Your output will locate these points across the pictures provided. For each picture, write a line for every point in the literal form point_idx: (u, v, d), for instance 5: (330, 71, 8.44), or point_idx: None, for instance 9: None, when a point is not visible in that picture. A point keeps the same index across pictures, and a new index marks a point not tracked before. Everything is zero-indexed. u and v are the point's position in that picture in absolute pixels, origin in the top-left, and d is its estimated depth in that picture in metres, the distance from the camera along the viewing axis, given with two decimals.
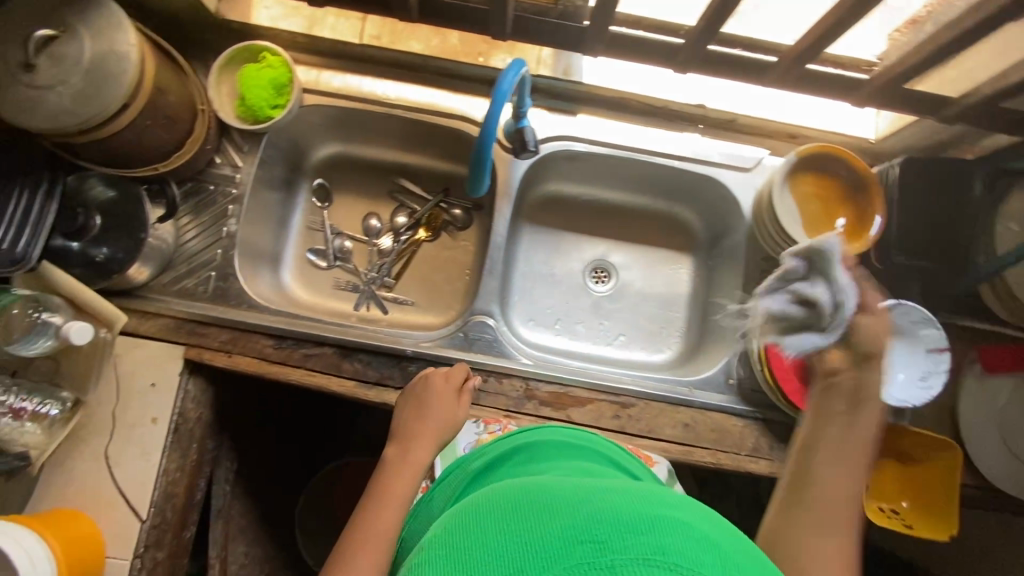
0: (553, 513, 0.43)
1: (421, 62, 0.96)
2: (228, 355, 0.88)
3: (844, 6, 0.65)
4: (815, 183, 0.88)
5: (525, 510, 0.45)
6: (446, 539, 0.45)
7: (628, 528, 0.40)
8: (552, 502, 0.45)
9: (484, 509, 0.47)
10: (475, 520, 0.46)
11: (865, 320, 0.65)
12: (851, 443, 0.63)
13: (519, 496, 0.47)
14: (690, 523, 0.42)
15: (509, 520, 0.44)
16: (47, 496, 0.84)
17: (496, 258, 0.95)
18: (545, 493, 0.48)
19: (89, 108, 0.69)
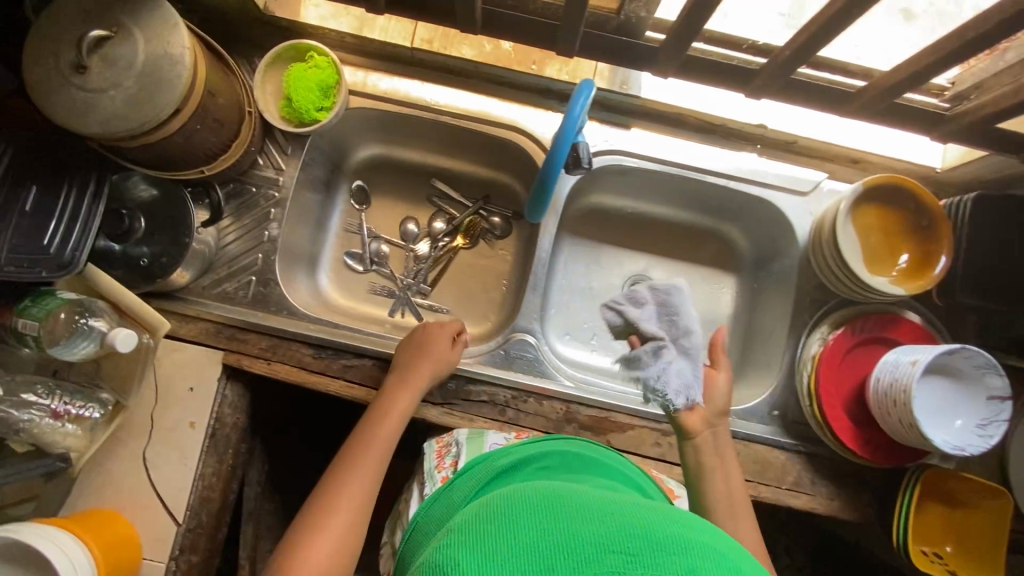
0: (587, 518, 0.44)
1: (472, 68, 0.92)
2: (267, 363, 0.87)
3: (958, 41, 0.61)
4: (879, 215, 0.84)
5: (554, 510, 0.45)
6: (474, 527, 0.46)
7: (659, 544, 0.41)
8: (580, 508, 0.46)
9: (515, 502, 0.48)
10: (505, 514, 0.46)
11: (718, 377, 0.83)
12: (731, 488, 0.77)
13: (548, 498, 0.48)
14: (719, 549, 0.43)
15: (540, 514, 0.45)
16: (85, 496, 0.84)
17: (540, 274, 0.93)
18: (575, 499, 0.48)
19: (141, 114, 0.67)
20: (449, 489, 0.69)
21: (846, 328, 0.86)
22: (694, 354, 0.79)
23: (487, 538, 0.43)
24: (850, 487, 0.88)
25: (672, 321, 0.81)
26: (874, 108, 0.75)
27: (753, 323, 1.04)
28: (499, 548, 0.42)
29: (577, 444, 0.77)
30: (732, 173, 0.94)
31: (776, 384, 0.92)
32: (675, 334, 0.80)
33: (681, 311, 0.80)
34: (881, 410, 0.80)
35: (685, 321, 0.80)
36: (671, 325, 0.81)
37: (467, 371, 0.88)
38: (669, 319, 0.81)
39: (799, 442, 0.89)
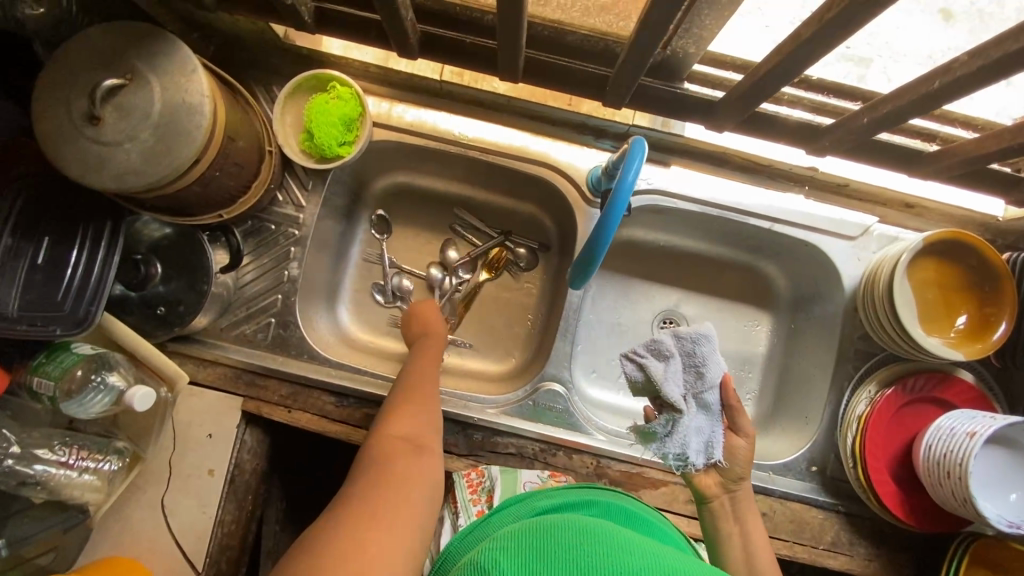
0: (631, 554, 0.46)
1: (504, 102, 0.87)
2: (287, 410, 0.84)
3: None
4: (937, 270, 0.79)
5: (598, 541, 0.47)
6: (518, 540, 0.48)
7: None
8: (621, 544, 0.47)
9: (561, 525, 0.50)
10: (552, 533, 0.48)
11: (740, 443, 0.78)
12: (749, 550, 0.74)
13: (594, 529, 0.49)
14: None
15: (582, 549, 0.46)
16: (103, 544, 0.82)
17: (571, 319, 0.89)
18: (617, 536, 0.49)
19: (159, 167, 0.63)
20: (485, 524, 0.67)
21: (895, 388, 0.82)
22: (713, 410, 0.75)
23: (535, 551, 0.45)
24: (890, 548, 0.85)
25: (695, 377, 0.74)
26: (944, 164, 0.70)
27: (789, 366, 1.00)
28: (546, 562, 0.44)
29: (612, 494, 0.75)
30: (776, 215, 0.89)
31: (814, 438, 0.88)
32: (695, 390, 0.74)
33: (705, 365, 0.73)
34: (932, 479, 0.76)
35: (709, 376, 0.74)
36: (693, 380, 0.74)
37: (493, 422, 0.84)
38: (691, 373, 0.74)
39: (837, 500, 0.85)
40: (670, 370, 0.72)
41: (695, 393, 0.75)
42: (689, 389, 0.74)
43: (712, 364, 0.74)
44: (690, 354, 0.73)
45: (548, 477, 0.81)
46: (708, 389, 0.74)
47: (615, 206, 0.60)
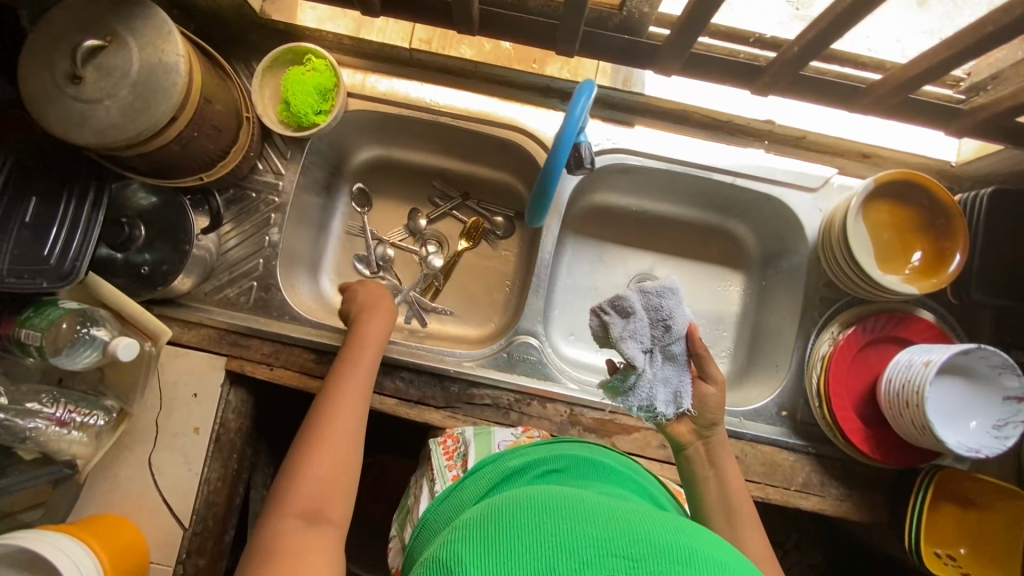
0: (592, 522, 0.46)
1: (471, 68, 0.90)
2: (270, 368, 0.87)
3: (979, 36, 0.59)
4: (891, 211, 0.82)
5: (560, 514, 0.47)
6: (481, 525, 0.48)
7: (661, 553, 0.43)
8: (584, 514, 0.48)
9: (523, 502, 0.50)
10: (514, 512, 0.48)
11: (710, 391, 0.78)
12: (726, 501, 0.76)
13: (557, 501, 0.50)
14: (721, 559, 0.45)
15: (548, 519, 0.47)
16: (93, 501, 0.84)
17: (542, 276, 0.92)
18: (580, 504, 0.50)
19: (137, 123, 0.66)
20: (460, 488, 0.69)
21: (856, 327, 0.84)
22: (679, 359, 0.76)
23: (497, 535, 0.46)
24: (861, 488, 0.87)
25: (660, 329, 0.74)
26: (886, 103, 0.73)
27: (761, 322, 1.02)
28: (507, 547, 0.44)
29: (585, 446, 0.74)
30: (738, 170, 0.92)
31: (783, 384, 0.90)
32: (661, 343, 0.75)
33: (670, 317, 0.74)
34: (894, 412, 0.77)
35: (675, 328, 0.74)
36: (660, 334, 0.75)
37: (470, 374, 0.87)
38: (656, 325, 0.74)
39: (807, 443, 0.87)
40: (634, 327, 0.72)
41: (663, 345, 0.75)
42: (655, 342, 0.75)
43: (677, 316, 0.74)
44: (655, 308, 0.74)
45: (522, 432, 0.83)
46: (675, 341, 0.75)
47: (563, 140, 0.64)
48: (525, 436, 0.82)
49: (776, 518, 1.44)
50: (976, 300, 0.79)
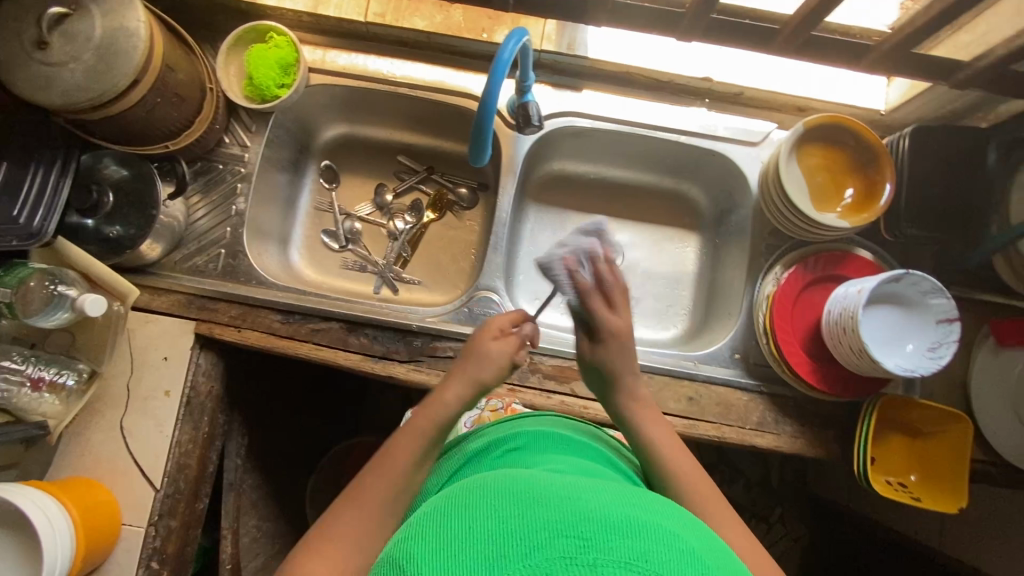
0: (547, 505, 0.44)
1: (425, 39, 0.96)
2: (238, 330, 0.90)
3: None
4: (823, 155, 0.87)
5: (514, 500, 0.45)
6: (436, 519, 0.46)
7: (612, 527, 0.42)
8: (541, 495, 0.46)
9: (479, 492, 0.48)
10: (470, 504, 0.47)
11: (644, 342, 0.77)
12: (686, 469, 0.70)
13: (513, 485, 0.48)
14: (676, 536, 0.44)
15: (501, 504, 0.45)
16: (66, 465, 0.86)
17: (501, 235, 0.97)
18: (540, 485, 0.48)
19: (101, 84, 0.71)
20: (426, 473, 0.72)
21: (797, 267, 0.88)
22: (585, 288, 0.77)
23: (450, 529, 0.44)
24: (816, 425, 0.89)
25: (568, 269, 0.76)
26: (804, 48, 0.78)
27: (717, 277, 1.05)
28: (460, 540, 0.43)
29: (552, 423, 0.74)
30: (682, 128, 0.97)
31: (736, 329, 0.93)
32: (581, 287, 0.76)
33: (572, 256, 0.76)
34: (834, 341, 0.81)
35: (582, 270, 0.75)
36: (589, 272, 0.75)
37: (431, 328, 0.90)
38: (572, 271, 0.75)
39: (761, 383, 0.90)
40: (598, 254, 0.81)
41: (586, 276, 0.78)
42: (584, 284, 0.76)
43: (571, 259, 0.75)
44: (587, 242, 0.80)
45: (486, 403, 0.86)
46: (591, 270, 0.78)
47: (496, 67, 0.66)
48: (488, 409, 0.85)
49: (757, 487, 1.45)
50: (906, 232, 0.84)
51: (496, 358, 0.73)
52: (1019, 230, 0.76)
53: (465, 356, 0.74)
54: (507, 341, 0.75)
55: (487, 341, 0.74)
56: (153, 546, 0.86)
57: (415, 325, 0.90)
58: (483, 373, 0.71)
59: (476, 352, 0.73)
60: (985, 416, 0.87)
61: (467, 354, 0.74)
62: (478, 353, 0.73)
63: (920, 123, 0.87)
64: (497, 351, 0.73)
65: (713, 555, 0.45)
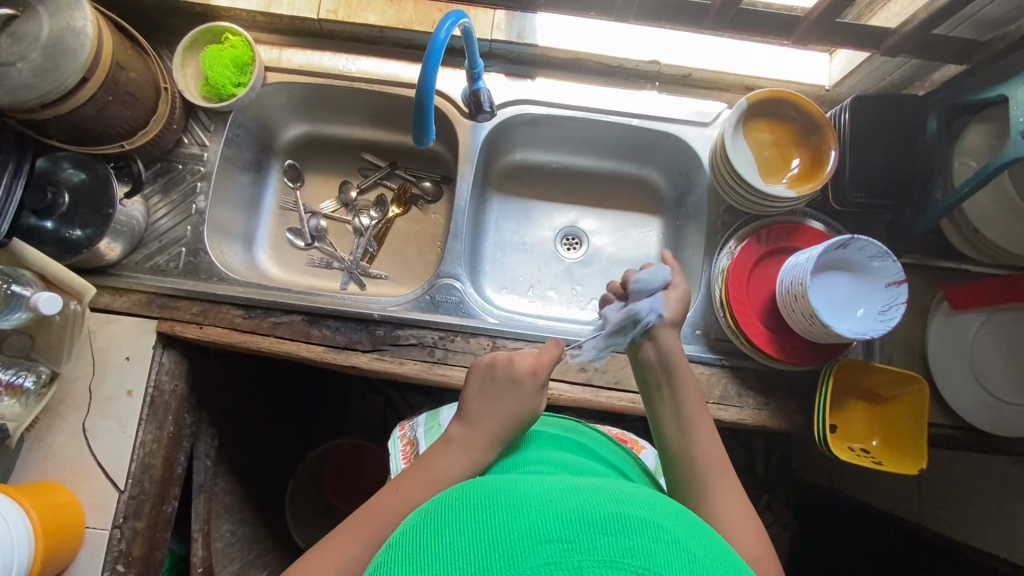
0: (526, 509, 0.41)
1: (378, 33, 0.98)
2: (200, 326, 0.90)
3: None
4: (768, 128, 0.89)
5: (494, 506, 0.42)
6: (414, 533, 0.43)
7: (595, 526, 0.39)
8: (520, 499, 0.43)
9: (456, 502, 0.45)
10: (447, 514, 0.44)
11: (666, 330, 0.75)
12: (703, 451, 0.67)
13: (492, 488, 0.45)
14: (660, 525, 0.41)
15: (476, 513, 0.42)
16: (28, 469, 0.85)
17: (461, 222, 0.98)
18: (515, 487, 0.45)
19: (49, 82, 0.73)
20: None
21: (750, 240, 0.89)
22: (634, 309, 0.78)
23: (427, 543, 0.41)
24: (779, 397, 0.89)
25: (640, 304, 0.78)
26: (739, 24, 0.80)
27: (679, 257, 1.06)
28: (436, 552, 0.40)
29: (537, 420, 0.76)
30: (635, 111, 0.98)
31: (696, 306, 0.94)
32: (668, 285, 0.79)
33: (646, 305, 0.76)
34: (788, 309, 0.82)
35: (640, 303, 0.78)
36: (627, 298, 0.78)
37: (393, 316, 0.91)
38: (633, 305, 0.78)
39: (722, 357, 0.91)
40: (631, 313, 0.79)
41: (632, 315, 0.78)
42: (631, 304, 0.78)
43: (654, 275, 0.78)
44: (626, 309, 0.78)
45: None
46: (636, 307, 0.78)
47: (432, 46, 0.67)
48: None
49: (741, 474, 1.45)
50: (853, 201, 0.86)
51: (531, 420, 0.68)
52: (960, 191, 0.78)
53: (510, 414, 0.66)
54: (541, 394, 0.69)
55: (532, 402, 0.68)
56: (119, 549, 0.85)
57: (376, 314, 0.90)
58: (515, 436, 0.67)
59: (521, 414, 0.67)
60: (945, 378, 0.88)
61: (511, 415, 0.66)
62: (522, 413, 0.67)
63: (860, 94, 0.89)
64: (538, 415, 0.69)
65: (705, 546, 0.42)
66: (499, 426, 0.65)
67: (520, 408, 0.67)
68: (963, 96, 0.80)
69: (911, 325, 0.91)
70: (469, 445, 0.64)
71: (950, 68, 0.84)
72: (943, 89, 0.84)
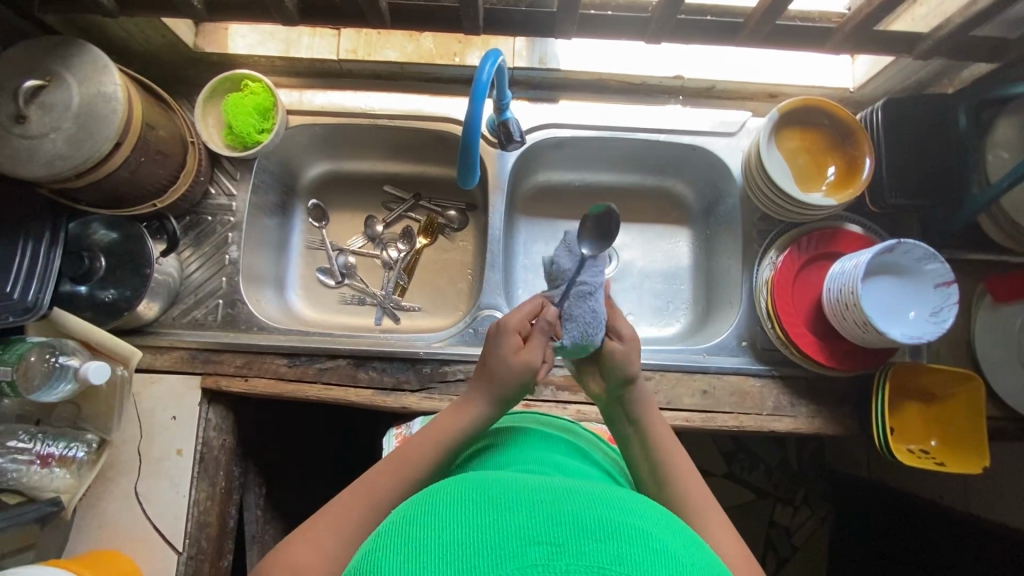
0: (516, 509, 0.40)
1: (399, 69, 0.97)
2: (245, 379, 0.89)
3: None
4: (800, 137, 0.90)
5: (481, 503, 0.41)
6: (399, 522, 0.42)
7: (586, 531, 0.38)
8: (511, 498, 0.42)
9: (442, 495, 0.44)
10: (435, 505, 0.42)
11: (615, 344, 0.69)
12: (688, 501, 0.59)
13: (484, 485, 0.44)
14: (653, 534, 0.40)
15: (466, 508, 0.41)
16: (84, 539, 0.84)
17: (496, 251, 0.97)
18: (506, 487, 0.44)
19: (84, 151, 0.71)
20: None
21: (791, 250, 0.89)
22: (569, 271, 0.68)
23: (411, 531, 0.40)
24: (831, 403, 0.89)
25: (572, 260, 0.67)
26: (754, 35, 0.75)
27: (713, 266, 1.06)
28: (421, 543, 0.38)
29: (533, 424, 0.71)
30: (660, 126, 0.98)
31: (739, 318, 0.94)
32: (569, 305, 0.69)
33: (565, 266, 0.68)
34: (838, 317, 0.82)
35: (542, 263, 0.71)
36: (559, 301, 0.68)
37: (438, 352, 0.91)
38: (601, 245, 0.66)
39: (771, 367, 0.90)
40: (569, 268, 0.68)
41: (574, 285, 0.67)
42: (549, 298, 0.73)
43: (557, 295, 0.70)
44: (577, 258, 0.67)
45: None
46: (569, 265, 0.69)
47: (477, 85, 0.66)
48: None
49: (779, 472, 1.44)
50: (891, 203, 0.86)
51: (519, 375, 0.65)
52: (997, 186, 0.78)
53: (488, 372, 0.65)
54: (528, 350, 0.66)
55: (514, 358, 0.65)
56: None
57: (422, 351, 0.90)
58: (508, 390, 0.65)
59: (501, 371, 0.65)
60: (991, 370, 0.88)
61: (489, 371, 0.65)
62: (504, 371, 0.65)
63: (889, 96, 0.89)
64: (525, 371, 0.65)
65: (696, 556, 0.41)
66: (484, 383, 0.65)
67: (498, 363, 0.65)
68: (992, 91, 0.80)
69: (957, 320, 0.91)
70: (463, 404, 0.65)
71: (980, 65, 0.84)
72: (974, 85, 0.84)
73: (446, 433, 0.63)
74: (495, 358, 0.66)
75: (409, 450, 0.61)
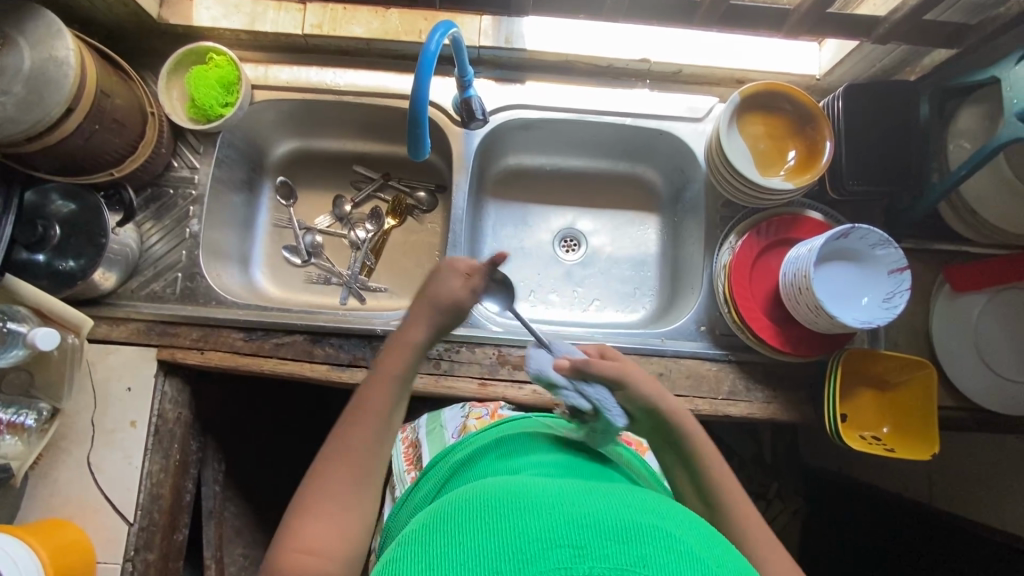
0: (540, 511, 0.41)
1: (365, 45, 0.97)
2: (200, 352, 0.89)
3: None
4: (763, 122, 0.90)
5: (503, 508, 0.42)
6: (424, 530, 0.43)
7: (608, 533, 0.39)
8: (532, 501, 0.42)
9: (464, 500, 0.45)
10: (457, 510, 0.43)
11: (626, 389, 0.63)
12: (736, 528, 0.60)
13: (502, 491, 0.45)
14: (674, 535, 0.40)
15: (488, 514, 0.42)
16: (36, 508, 0.84)
17: (459, 230, 0.97)
18: (525, 491, 0.44)
19: (34, 115, 0.71)
20: (415, 489, 0.67)
21: (750, 234, 0.89)
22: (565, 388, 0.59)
23: (434, 545, 0.40)
24: (787, 388, 0.89)
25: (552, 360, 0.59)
26: (711, 15, 0.75)
27: (679, 252, 1.06)
28: (448, 554, 0.39)
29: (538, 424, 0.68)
30: (625, 110, 0.98)
31: (699, 303, 0.94)
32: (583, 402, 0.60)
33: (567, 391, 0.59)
34: (792, 300, 0.82)
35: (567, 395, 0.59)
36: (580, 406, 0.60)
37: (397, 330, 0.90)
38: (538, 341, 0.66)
39: (728, 352, 0.91)
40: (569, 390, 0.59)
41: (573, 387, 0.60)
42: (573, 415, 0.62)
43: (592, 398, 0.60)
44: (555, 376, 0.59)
45: (470, 410, 0.90)
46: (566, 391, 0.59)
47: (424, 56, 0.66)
48: (472, 417, 0.88)
49: (750, 464, 1.44)
50: (851, 188, 0.86)
51: (456, 307, 0.64)
52: (955, 173, 0.78)
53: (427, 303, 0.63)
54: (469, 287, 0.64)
55: (460, 292, 0.64)
56: None
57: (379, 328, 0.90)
58: (453, 318, 0.65)
59: (442, 302, 0.64)
60: (951, 360, 0.88)
61: (429, 302, 0.63)
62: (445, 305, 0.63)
63: (851, 83, 0.89)
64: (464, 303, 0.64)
65: (717, 555, 0.41)
66: (421, 312, 0.64)
67: (444, 297, 0.63)
68: (954, 79, 0.80)
69: (915, 309, 0.91)
70: (402, 336, 0.63)
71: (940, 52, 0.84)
72: (934, 72, 0.84)
73: (394, 368, 0.61)
74: (435, 292, 0.64)
75: (368, 396, 0.60)
